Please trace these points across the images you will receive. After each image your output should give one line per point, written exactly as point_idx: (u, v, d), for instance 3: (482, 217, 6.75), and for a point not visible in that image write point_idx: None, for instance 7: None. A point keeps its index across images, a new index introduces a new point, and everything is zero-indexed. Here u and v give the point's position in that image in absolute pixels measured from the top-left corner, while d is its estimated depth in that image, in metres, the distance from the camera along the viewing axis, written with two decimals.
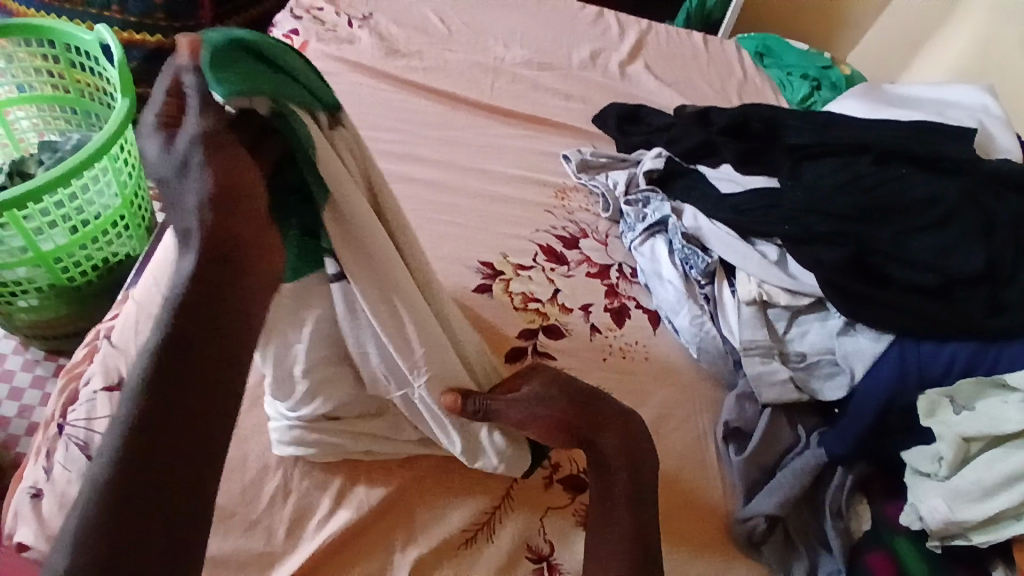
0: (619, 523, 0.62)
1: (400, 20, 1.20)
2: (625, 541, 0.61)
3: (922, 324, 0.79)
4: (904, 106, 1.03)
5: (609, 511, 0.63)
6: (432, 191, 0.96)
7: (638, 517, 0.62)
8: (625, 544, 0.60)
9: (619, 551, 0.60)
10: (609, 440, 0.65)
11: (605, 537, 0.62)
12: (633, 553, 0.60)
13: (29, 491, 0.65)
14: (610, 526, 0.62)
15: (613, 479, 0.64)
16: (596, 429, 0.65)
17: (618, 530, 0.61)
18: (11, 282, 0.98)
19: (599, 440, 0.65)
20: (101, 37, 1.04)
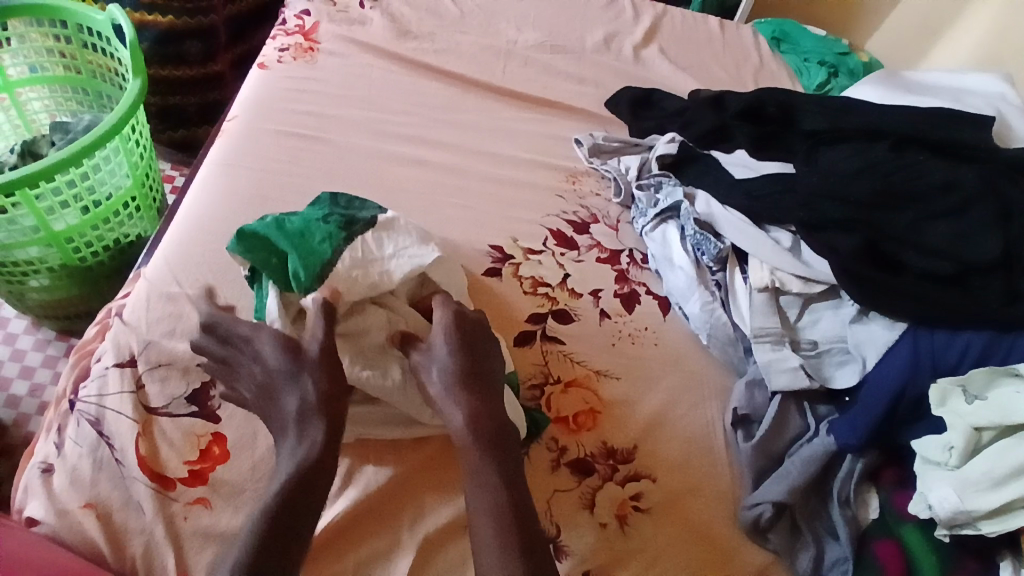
0: (490, 493, 0.59)
1: (411, 2, 1.18)
2: (496, 521, 0.57)
3: (937, 312, 0.78)
4: (921, 92, 1.01)
5: (485, 489, 0.60)
6: (443, 174, 0.95)
7: (511, 485, 0.60)
8: (499, 510, 0.58)
9: (490, 533, 0.57)
10: (465, 412, 0.64)
11: (474, 505, 0.59)
12: (504, 520, 0.58)
13: (40, 466, 0.66)
14: (477, 491, 0.60)
15: (479, 452, 0.61)
16: (451, 401, 0.64)
17: (486, 494, 0.59)
18: (22, 262, 0.99)
19: (456, 413, 0.64)
20: (113, 17, 1.03)
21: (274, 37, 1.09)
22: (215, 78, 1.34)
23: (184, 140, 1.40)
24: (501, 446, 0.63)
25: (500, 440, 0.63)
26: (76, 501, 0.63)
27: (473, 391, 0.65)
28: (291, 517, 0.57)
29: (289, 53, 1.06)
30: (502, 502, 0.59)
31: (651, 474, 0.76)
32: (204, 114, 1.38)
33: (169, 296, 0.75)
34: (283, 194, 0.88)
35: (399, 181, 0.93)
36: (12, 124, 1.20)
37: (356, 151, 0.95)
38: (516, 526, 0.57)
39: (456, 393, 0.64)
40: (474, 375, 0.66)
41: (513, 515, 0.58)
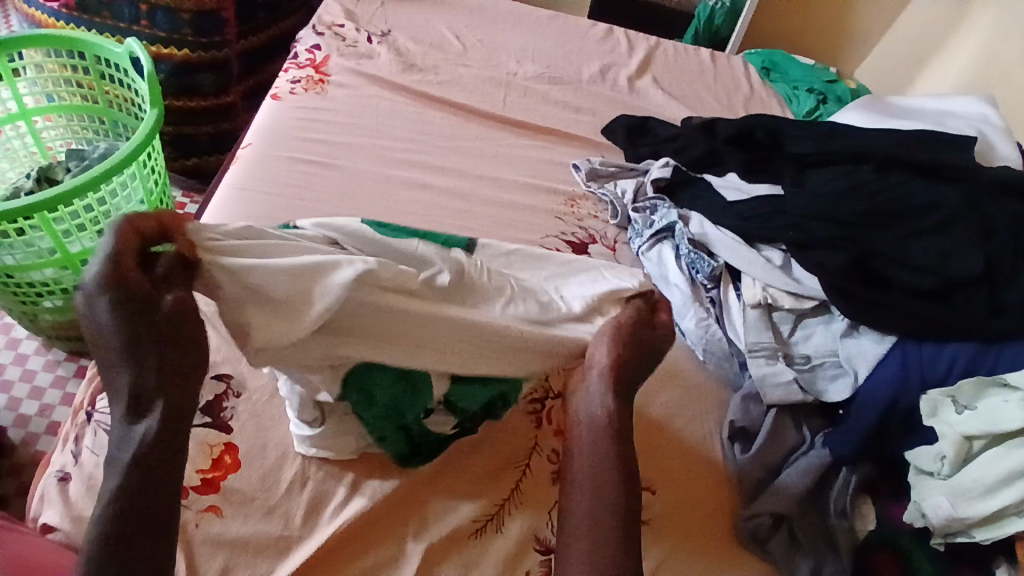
0: (611, 492, 0.63)
1: (416, 37, 1.24)
2: (610, 513, 0.62)
3: (924, 326, 0.81)
4: (905, 116, 1.06)
5: (598, 481, 0.64)
6: (446, 198, 0.99)
7: (625, 477, 0.64)
8: (609, 507, 0.62)
9: (604, 521, 0.61)
10: (607, 408, 0.66)
11: (585, 495, 0.63)
12: (612, 524, 0.61)
13: (56, 475, 0.69)
14: (597, 483, 0.63)
15: (608, 445, 0.65)
16: (598, 389, 0.67)
17: (607, 487, 0.63)
18: (37, 283, 1.02)
19: (596, 403, 0.67)
20: (130, 50, 1.07)
21: (286, 69, 1.14)
22: (226, 109, 1.39)
23: (196, 168, 1.45)
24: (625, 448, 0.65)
25: (624, 436, 0.66)
26: (91, 508, 0.66)
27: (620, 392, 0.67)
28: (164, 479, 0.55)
29: (300, 85, 1.11)
30: (619, 497, 0.63)
31: (652, 484, 0.79)
32: (215, 143, 1.43)
33: None
34: (295, 217, 0.92)
35: (404, 204, 0.97)
36: (28, 150, 1.24)
37: (363, 175, 0.99)
38: (620, 524, 0.61)
39: (612, 388, 0.67)
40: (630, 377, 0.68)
41: (627, 516, 0.62)
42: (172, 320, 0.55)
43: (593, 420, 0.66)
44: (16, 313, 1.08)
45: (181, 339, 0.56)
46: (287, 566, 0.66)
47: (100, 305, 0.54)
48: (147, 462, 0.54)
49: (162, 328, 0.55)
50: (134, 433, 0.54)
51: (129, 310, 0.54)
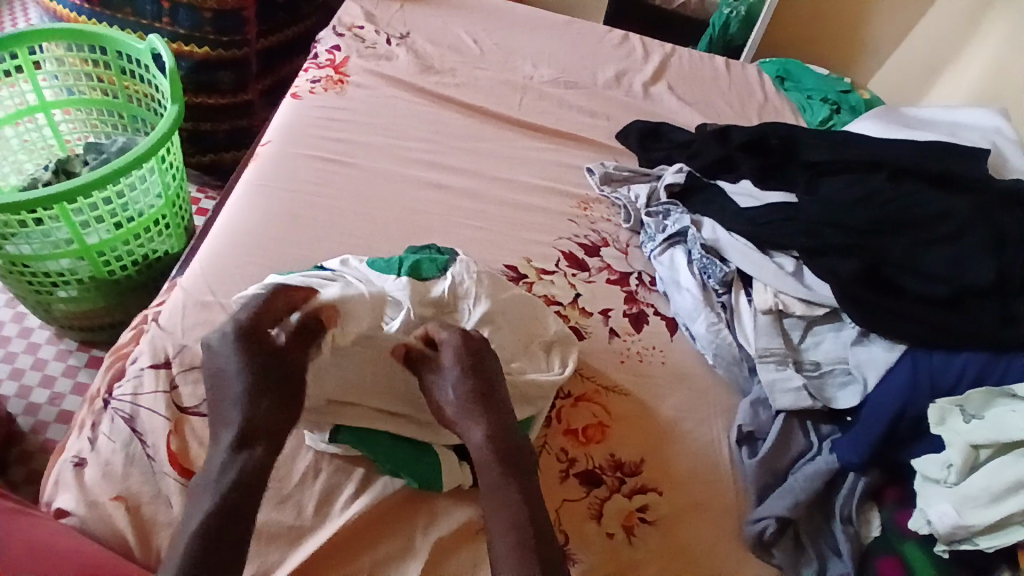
0: (510, 506, 0.65)
1: (434, 39, 1.25)
2: (511, 523, 0.64)
3: (933, 335, 0.81)
4: (919, 127, 1.06)
5: (498, 495, 0.66)
6: (460, 198, 1.00)
7: (524, 494, 0.66)
8: (521, 524, 0.64)
9: (511, 537, 0.63)
10: (478, 433, 0.70)
11: (497, 519, 0.65)
12: (524, 532, 0.64)
13: (73, 460, 0.70)
14: (498, 500, 0.66)
15: (494, 467, 0.68)
16: (468, 419, 0.71)
17: (508, 500, 0.66)
18: (54, 272, 1.03)
19: (472, 430, 0.70)
20: (152, 46, 1.09)
21: (306, 69, 1.15)
22: (244, 107, 1.41)
23: (211, 164, 1.46)
24: (516, 467, 0.68)
25: (511, 453, 0.69)
26: (107, 493, 0.67)
27: (487, 407, 0.71)
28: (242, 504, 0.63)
29: (320, 84, 1.12)
30: (522, 514, 0.65)
31: (659, 486, 0.79)
32: (232, 140, 1.44)
33: (203, 303, 0.80)
34: (314, 213, 0.93)
35: (419, 203, 0.98)
36: (47, 142, 1.26)
37: (379, 174, 1.00)
38: (531, 535, 0.64)
39: (476, 402, 0.71)
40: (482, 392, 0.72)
41: (533, 524, 0.64)
42: (295, 384, 0.70)
43: (474, 449, 0.70)
44: (31, 302, 1.10)
45: (283, 390, 0.69)
46: (299, 555, 0.67)
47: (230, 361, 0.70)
48: (227, 492, 0.63)
49: (273, 379, 0.69)
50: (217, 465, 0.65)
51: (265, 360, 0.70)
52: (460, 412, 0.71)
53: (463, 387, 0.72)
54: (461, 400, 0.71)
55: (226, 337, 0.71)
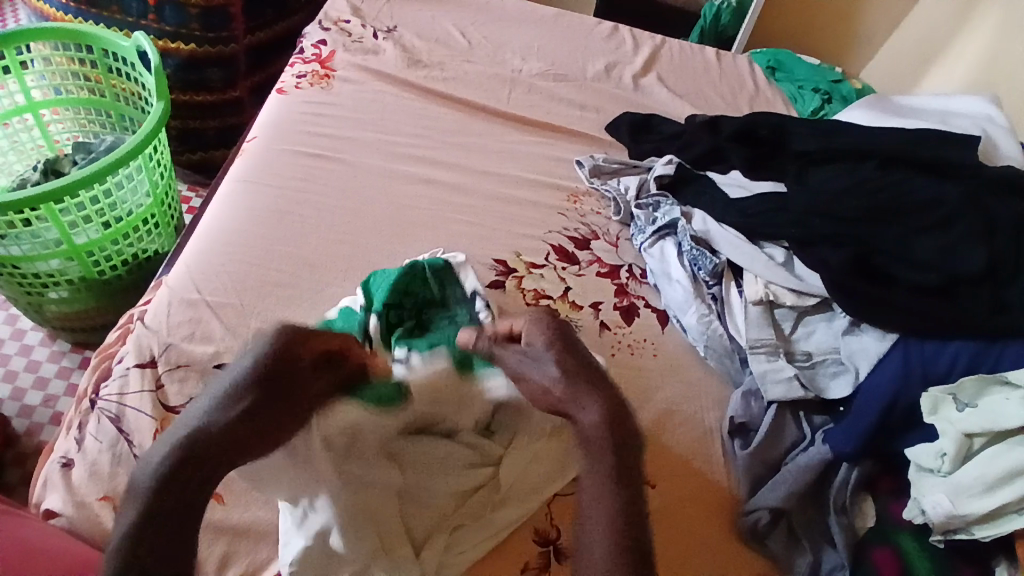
0: (603, 501, 0.59)
1: (422, 33, 1.24)
2: (613, 515, 0.58)
3: (924, 324, 0.81)
4: (909, 115, 1.06)
5: (599, 488, 0.60)
6: (449, 192, 0.99)
7: (622, 483, 0.60)
8: (617, 510, 0.58)
9: (610, 527, 0.57)
10: (591, 417, 0.64)
11: (594, 515, 0.58)
12: (618, 524, 0.57)
13: (60, 460, 0.70)
14: (607, 486, 0.60)
15: (602, 452, 0.62)
16: (589, 402, 0.65)
17: (607, 493, 0.59)
18: (43, 273, 1.03)
19: (583, 415, 0.64)
20: (137, 44, 1.08)
21: (292, 64, 1.15)
22: (232, 104, 1.40)
23: (202, 162, 1.46)
24: (624, 464, 0.61)
25: (623, 446, 0.62)
26: (94, 494, 0.67)
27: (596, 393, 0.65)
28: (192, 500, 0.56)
29: (306, 80, 1.12)
30: (619, 506, 0.59)
31: (651, 480, 0.79)
32: (221, 138, 1.44)
33: (188, 301, 0.80)
34: (301, 209, 0.92)
35: (408, 198, 0.97)
36: (35, 143, 1.25)
37: (368, 170, 1.00)
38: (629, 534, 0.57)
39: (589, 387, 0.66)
40: (585, 378, 0.67)
41: (631, 515, 0.59)
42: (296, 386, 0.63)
43: (586, 431, 0.64)
44: (22, 304, 1.09)
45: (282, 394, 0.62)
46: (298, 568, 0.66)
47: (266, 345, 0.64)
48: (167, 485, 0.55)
49: (293, 373, 0.63)
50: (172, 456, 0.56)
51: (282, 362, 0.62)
52: (572, 394, 0.66)
53: (568, 371, 0.68)
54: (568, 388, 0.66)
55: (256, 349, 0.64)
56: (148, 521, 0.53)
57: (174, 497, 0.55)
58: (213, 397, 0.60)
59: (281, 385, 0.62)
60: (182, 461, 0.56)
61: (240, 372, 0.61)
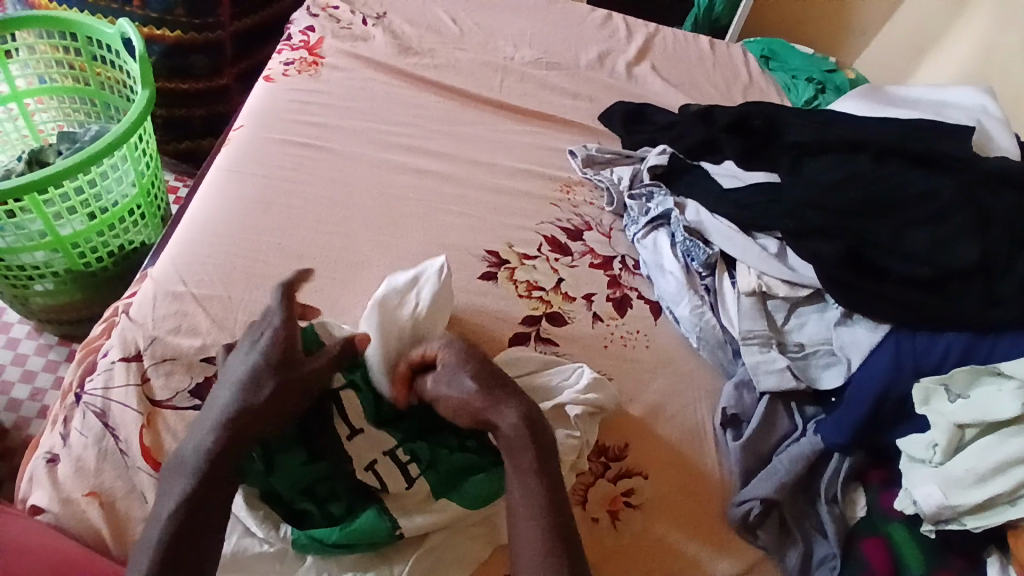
0: (533, 503, 0.63)
1: (412, 20, 1.23)
2: (541, 519, 0.62)
3: (916, 315, 0.81)
4: (903, 106, 1.05)
5: (523, 489, 0.64)
6: (440, 182, 0.98)
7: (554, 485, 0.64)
8: (545, 512, 0.62)
9: (535, 533, 0.62)
10: (512, 418, 0.67)
11: (520, 514, 0.63)
12: (551, 527, 0.62)
13: (45, 456, 0.69)
14: (529, 493, 0.64)
15: (526, 452, 0.65)
16: (503, 402, 0.68)
17: (530, 492, 0.64)
18: (28, 265, 1.01)
19: (502, 417, 0.67)
20: (122, 31, 1.06)
21: (280, 51, 1.13)
22: (220, 92, 1.38)
23: (189, 152, 1.44)
24: (548, 463, 0.65)
25: (542, 445, 0.66)
26: (80, 490, 0.66)
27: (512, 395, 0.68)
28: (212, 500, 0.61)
29: (294, 67, 1.10)
30: (550, 507, 0.63)
31: (642, 470, 0.79)
32: (209, 126, 1.42)
33: (175, 294, 0.79)
34: (289, 200, 0.91)
35: (398, 188, 0.96)
36: (19, 133, 1.23)
37: (358, 160, 0.98)
38: (556, 530, 0.62)
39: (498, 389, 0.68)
40: (495, 380, 0.69)
41: (558, 512, 0.63)
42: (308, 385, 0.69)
43: (505, 433, 0.66)
44: (7, 297, 1.07)
45: (292, 387, 0.67)
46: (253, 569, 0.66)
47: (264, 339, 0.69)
48: (191, 484, 0.61)
49: (292, 371, 0.68)
50: (194, 454, 0.63)
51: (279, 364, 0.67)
52: (486, 396, 0.68)
53: (484, 367, 0.70)
54: (483, 387, 0.68)
55: (256, 345, 0.69)
56: (182, 526, 0.59)
57: (219, 480, 0.62)
58: (230, 385, 0.67)
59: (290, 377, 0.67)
60: (222, 449, 0.63)
61: (255, 363, 0.67)
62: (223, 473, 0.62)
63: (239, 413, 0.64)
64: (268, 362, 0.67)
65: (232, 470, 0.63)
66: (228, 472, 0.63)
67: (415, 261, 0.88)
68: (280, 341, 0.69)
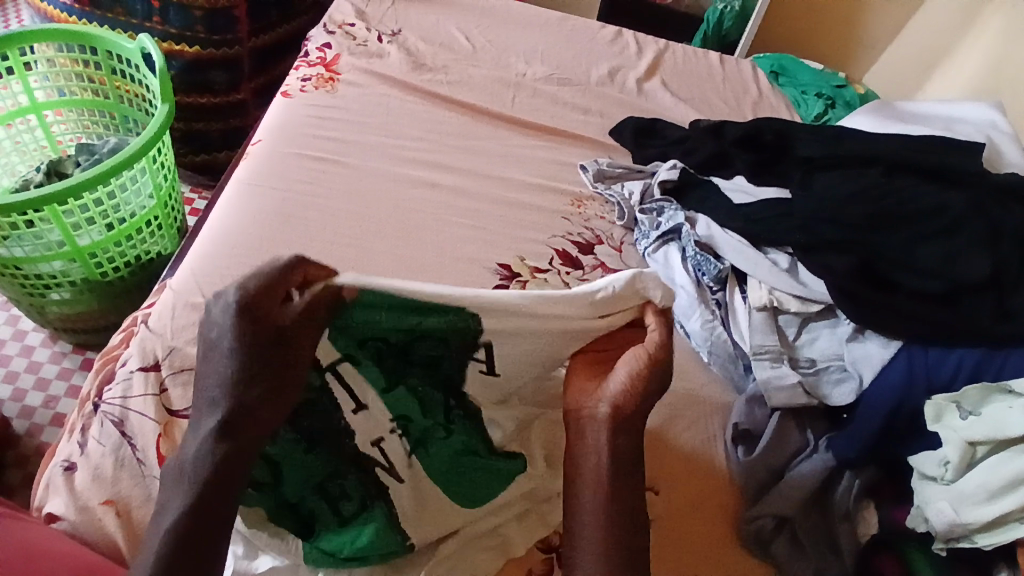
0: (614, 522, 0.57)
1: (426, 37, 1.24)
2: (605, 529, 0.57)
3: (928, 330, 0.81)
4: (912, 122, 1.06)
5: (619, 495, 0.58)
6: (453, 196, 0.99)
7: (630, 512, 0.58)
8: (609, 525, 0.57)
9: (601, 538, 0.57)
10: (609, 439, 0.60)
11: (590, 521, 0.58)
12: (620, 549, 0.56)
13: (63, 464, 0.70)
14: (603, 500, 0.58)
15: (633, 469, 0.60)
16: (601, 420, 0.61)
17: (603, 520, 0.57)
18: (46, 275, 1.03)
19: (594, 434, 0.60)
20: (141, 46, 1.08)
21: (297, 67, 1.15)
22: (236, 106, 1.40)
23: (205, 164, 1.46)
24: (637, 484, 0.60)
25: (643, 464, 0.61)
26: (97, 497, 0.67)
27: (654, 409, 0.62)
28: (219, 507, 0.53)
29: (310, 83, 1.12)
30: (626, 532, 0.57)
31: (655, 486, 0.79)
32: (225, 139, 1.44)
33: (192, 304, 0.80)
34: (305, 212, 0.92)
35: (412, 201, 0.97)
36: (38, 144, 1.25)
37: (372, 173, 1.00)
38: (623, 557, 0.56)
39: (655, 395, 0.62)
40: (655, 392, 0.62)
41: (629, 550, 0.57)
42: (294, 347, 0.56)
43: (621, 434, 0.60)
44: (24, 305, 1.09)
45: (290, 361, 0.56)
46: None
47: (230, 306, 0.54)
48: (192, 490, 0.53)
49: (281, 336, 0.55)
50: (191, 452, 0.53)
51: (265, 335, 0.54)
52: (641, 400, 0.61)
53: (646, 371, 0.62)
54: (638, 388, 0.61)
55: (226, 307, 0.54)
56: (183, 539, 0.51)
57: (218, 482, 0.53)
58: (212, 366, 0.54)
59: (278, 349, 0.55)
60: (211, 447, 0.53)
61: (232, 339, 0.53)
62: (222, 474, 0.54)
63: (231, 402, 0.53)
64: (248, 332, 0.53)
65: (230, 474, 0.54)
66: (226, 472, 0.54)
67: (428, 274, 0.89)
68: (247, 308, 0.53)
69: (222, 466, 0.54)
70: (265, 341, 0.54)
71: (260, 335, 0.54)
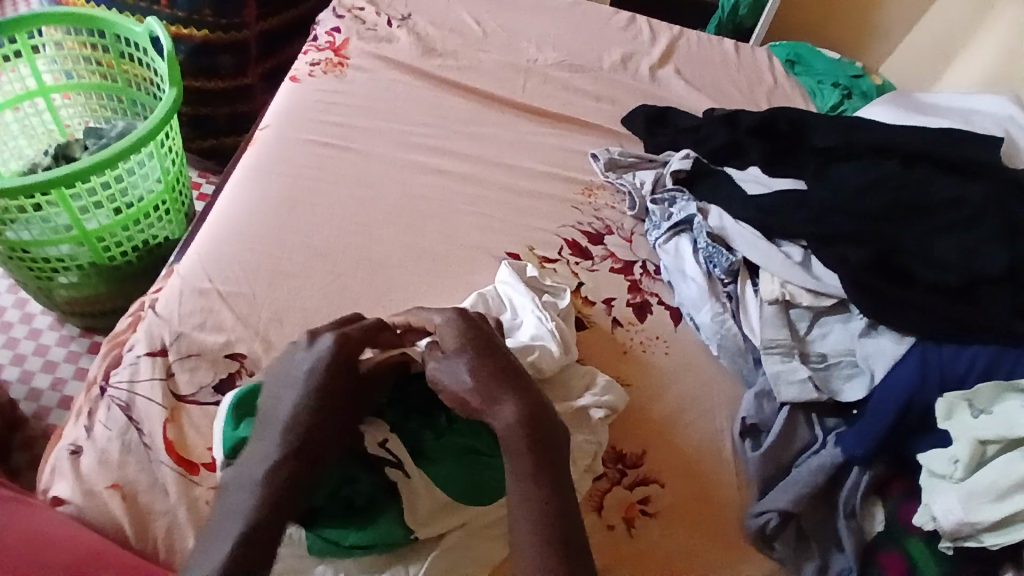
0: (534, 505, 0.60)
1: (436, 21, 1.23)
2: (535, 521, 0.59)
3: (944, 325, 0.80)
4: (931, 114, 1.04)
5: (520, 486, 0.61)
6: (461, 184, 0.98)
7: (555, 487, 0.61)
8: (539, 515, 0.59)
9: (531, 533, 0.58)
10: (507, 412, 0.64)
11: (522, 518, 0.59)
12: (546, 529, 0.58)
13: (69, 448, 0.70)
14: (520, 483, 0.61)
15: (529, 454, 0.62)
16: (490, 404, 0.65)
17: (533, 498, 0.60)
18: (54, 257, 1.02)
19: (496, 412, 0.64)
20: (150, 29, 1.07)
21: (305, 52, 1.13)
22: (244, 90, 1.39)
23: (213, 148, 1.45)
24: (549, 459, 0.62)
25: (541, 443, 0.62)
26: (103, 482, 0.67)
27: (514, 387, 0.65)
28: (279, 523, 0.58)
29: (319, 67, 1.10)
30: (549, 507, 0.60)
31: (661, 479, 0.78)
32: (233, 124, 1.43)
33: (200, 291, 0.80)
34: (313, 199, 0.92)
35: (420, 189, 0.96)
36: (46, 127, 1.24)
37: (380, 159, 0.99)
38: (555, 526, 0.59)
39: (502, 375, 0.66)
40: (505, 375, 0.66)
41: (558, 516, 0.59)
42: (361, 387, 0.67)
43: (502, 427, 0.63)
44: (32, 288, 1.09)
45: (356, 399, 0.66)
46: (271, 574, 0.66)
47: (323, 349, 0.66)
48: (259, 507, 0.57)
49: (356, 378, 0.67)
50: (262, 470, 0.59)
51: (341, 366, 0.66)
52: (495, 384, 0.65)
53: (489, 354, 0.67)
54: (488, 371, 0.66)
55: (316, 350, 0.67)
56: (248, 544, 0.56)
57: (286, 498, 0.59)
58: (293, 394, 0.64)
59: (350, 388, 0.66)
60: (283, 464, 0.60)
61: (310, 375, 0.65)
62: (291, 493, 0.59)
63: (307, 425, 0.62)
64: (323, 373, 0.65)
65: (296, 497, 0.60)
66: (294, 492, 0.59)
67: (435, 263, 0.88)
68: (341, 348, 0.67)
69: (290, 490, 0.59)
70: (343, 379, 0.66)
71: (337, 374, 0.65)
